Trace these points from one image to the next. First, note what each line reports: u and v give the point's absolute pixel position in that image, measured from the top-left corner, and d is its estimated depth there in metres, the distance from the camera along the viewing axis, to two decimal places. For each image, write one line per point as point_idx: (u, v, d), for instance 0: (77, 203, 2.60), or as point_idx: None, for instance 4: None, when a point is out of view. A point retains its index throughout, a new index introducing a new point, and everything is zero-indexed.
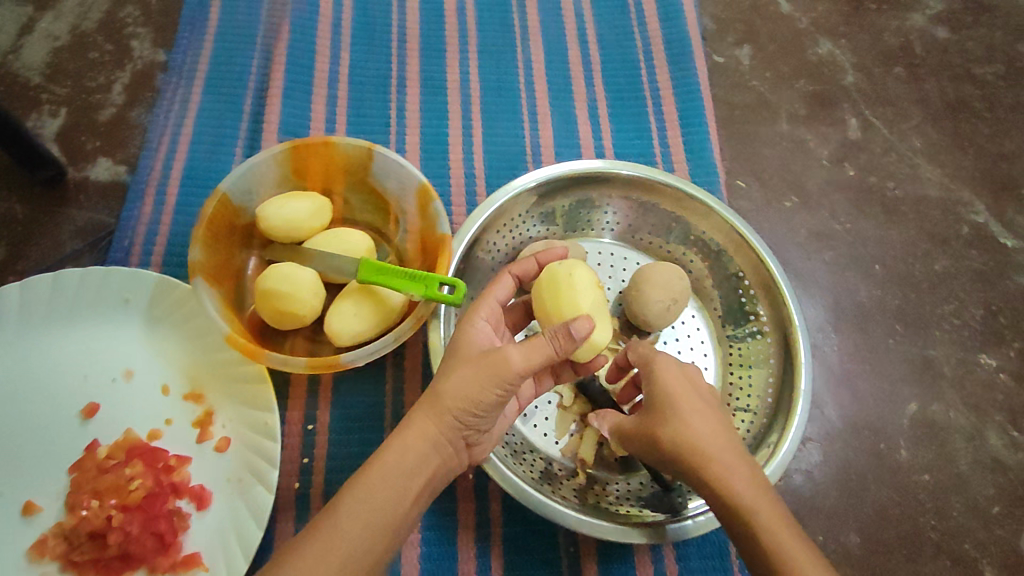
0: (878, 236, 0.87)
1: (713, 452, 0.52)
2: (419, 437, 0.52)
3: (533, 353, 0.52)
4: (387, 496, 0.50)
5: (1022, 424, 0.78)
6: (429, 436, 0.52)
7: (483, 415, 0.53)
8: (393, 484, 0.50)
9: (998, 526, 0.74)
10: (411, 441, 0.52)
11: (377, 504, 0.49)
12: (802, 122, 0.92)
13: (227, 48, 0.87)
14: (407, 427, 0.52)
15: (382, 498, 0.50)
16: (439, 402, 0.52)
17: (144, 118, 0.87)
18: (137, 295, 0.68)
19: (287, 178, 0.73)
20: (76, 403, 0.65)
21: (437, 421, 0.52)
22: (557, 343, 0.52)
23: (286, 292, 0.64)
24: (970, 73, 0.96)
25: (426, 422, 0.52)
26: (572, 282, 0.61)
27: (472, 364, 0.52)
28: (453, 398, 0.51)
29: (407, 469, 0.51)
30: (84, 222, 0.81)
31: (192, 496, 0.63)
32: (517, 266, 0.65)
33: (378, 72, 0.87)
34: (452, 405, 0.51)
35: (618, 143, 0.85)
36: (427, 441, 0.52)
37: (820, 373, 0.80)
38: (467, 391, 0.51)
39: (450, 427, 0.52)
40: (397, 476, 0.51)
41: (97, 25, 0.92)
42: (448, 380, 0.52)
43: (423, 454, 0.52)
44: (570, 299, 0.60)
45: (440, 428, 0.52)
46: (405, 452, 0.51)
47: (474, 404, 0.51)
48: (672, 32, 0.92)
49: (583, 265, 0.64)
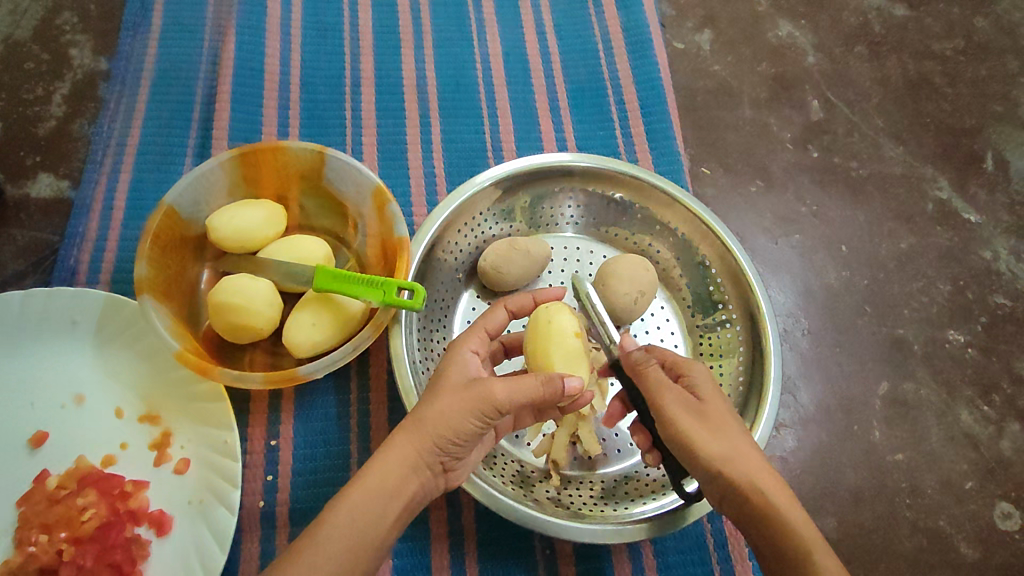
0: (844, 217, 0.87)
1: (719, 446, 0.50)
2: (399, 461, 0.50)
3: (519, 389, 0.50)
4: (365, 521, 0.49)
5: (992, 397, 0.79)
6: (410, 461, 0.51)
7: (464, 443, 0.51)
8: (371, 509, 0.49)
9: (972, 501, 0.74)
10: (390, 465, 0.50)
11: (354, 530, 0.48)
12: (765, 106, 0.91)
13: (172, 53, 0.84)
14: (388, 449, 0.51)
15: (360, 524, 0.48)
16: (421, 427, 0.50)
17: (88, 130, 0.84)
18: (84, 316, 0.65)
19: (237, 186, 0.70)
20: (23, 432, 0.63)
21: (417, 446, 0.51)
22: (546, 386, 0.50)
23: (239, 304, 0.61)
24: (930, 49, 0.96)
25: (408, 446, 0.51)
26: (553, 329, 0.59)
27: (457, 393, 0.51)
28: (436, 425, 0.50)
29: (385, 493, 0.50)
30: (27, 241, 0.78)
31: (151, 522, 0.61)
32: (512, 299, 0.64)
33: (331, 72, 0.84)
34: (433, 432, 0.50)
35: (580, 135, 0.84)
36: (408, 465, 0.51)
37: (792, 358, 0.79)
38: (449, 418, 0.50)
39: (431, 452, 0.51)
40: (378, 496, 0.50)
41: (33, 34, 0.88)
42: (432, 405, 0.51)
43: (402, 476, 0.51)
44: (546, 351, 0.58)
45: (421, 453, 0.51)
46: (384, 477, 0.50)
47: (455, 432, 0.50)
48: (630, 19, 0.90)
49: (565, 312, 0.60)
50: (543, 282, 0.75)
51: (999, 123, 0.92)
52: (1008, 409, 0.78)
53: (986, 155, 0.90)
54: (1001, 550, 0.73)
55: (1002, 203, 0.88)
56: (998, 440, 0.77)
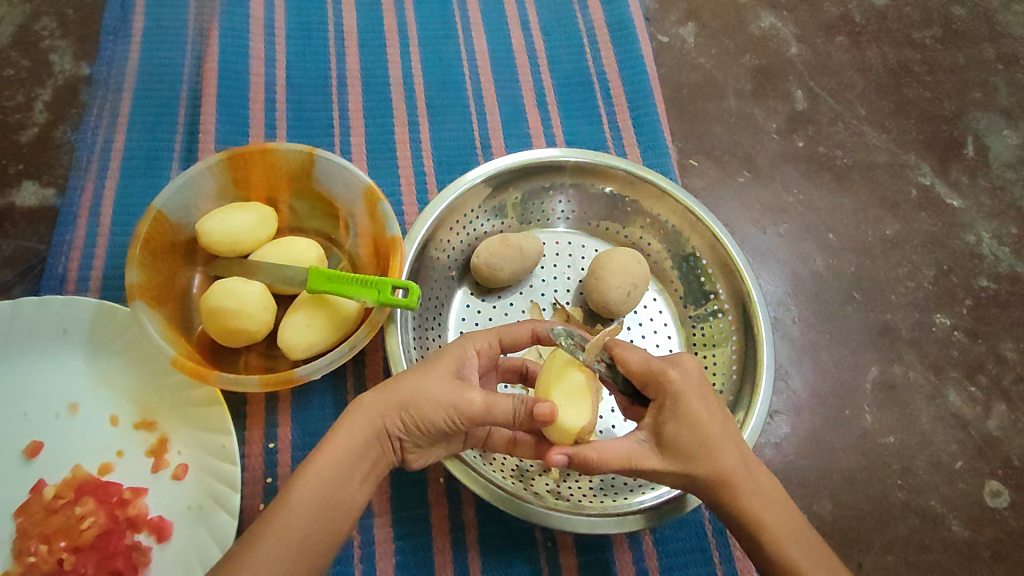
0: (830, 205, 0.88)
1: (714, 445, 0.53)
2: (366, 425, 0.51)
3: (495, 399, 0.50)
4: (332, 485, 0.49)
5: (979, 378, 0.80)
6: (376, 429, 0.51)
7: (426, 432, 0.51)
8: (336, 474, 0.50)
9: (962, 480, 0.76)
10: (356, 428, 0.51)
11: (322, 494, 0.49)
12: (749, 98, 0.92)
13: (155, 58, 0.83)
14: (356, 410, 0.52)
15: (326, 488, 0.49)
16: (395, 397, 0.51)
17: (71, 136, 0.83)
18: (75, 324, 0.65)
19: (227, 189, 0.70)
20: (17, 443, 0.62)
21: (383, 416, 0.51)
22: (520, 410, 0.49)
23: (233, 309, 0.61)
24: (910, 38, 0.98)
25: (377, 412, 0.51)
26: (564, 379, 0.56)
27: (442, 381, 0.51)
28: (408, 400, 0.50)
29: (349, 458, 0.50)
30: (13, 250, 0.77)
31: (151, 529, 0.60)
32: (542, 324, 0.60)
33: (317, 72, 0.84)
34: (405, 407, 0.50)
35: (569, 130, 0.84)
36: (374, 430, 0.51)
37: (783, 345, 0.80)
38: (425, 398, 0.50)
39: (395, 426, 0.51)
40: (341, 461, 0.50)
41: (11, 40, 0.87)
42: (413, 383, 0.51)
43: (364, 444, 0.51)
44: (546, 387, 0.57)
45: (386, 424, 0.51)
46: (350, 441, 0.50)
47: (423, 417, 0.50)
48: (614, 15, 0.91)
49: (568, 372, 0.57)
50: (536, 278, 0.76)
51: (979, 109, 0.94)
52: (994, 390, 0.80)
53: (966, 141, 0.92)
54: (991, 527, 0.74)
55: (983, 188, 0.89)
56: (986, 420, 0.79)
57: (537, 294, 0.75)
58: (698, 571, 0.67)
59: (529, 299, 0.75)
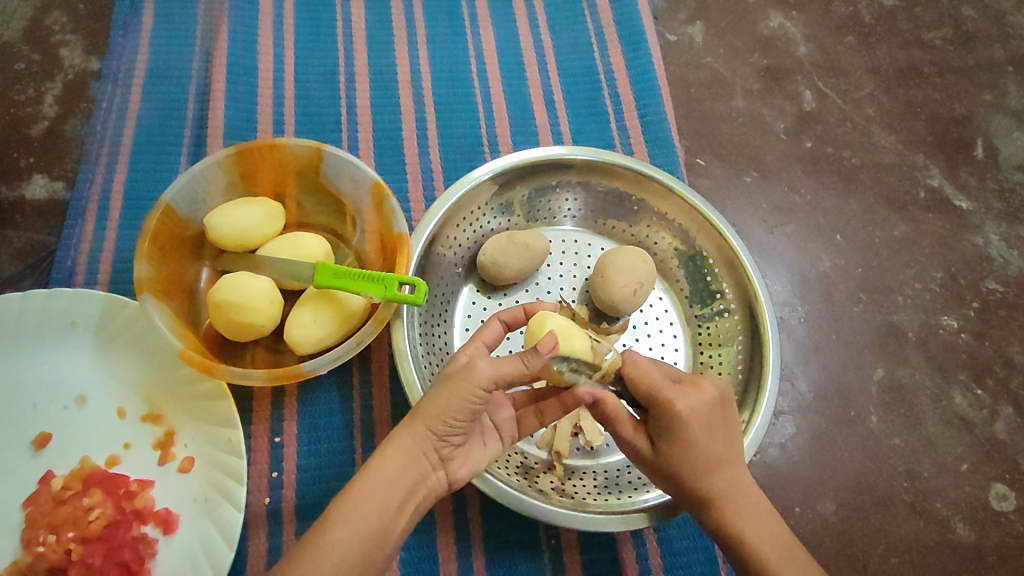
0: (837, 206, 0.87)
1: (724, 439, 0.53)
2: (397, 446, 0.51)
3: (501, 363, 0.49)
4: (374, 508, 0.50)
5: (986, 381, 0.80)
6: (408, 447, 0.51)
7: (455, 426, 0.51)
8: (376, 496, 0.50)
9: (967, 483, 0.76)
10: (388, 452, 0.51)
11: (363, 518, 0.49)
12: (757, 97, 0.92)
13: (164, 53, 0.83)
14: (389, 437, 0.52)
15: (367, 512, 0.49)
16: (418, 413, 0.51)
17: (81, 129, 0.83)
18: (84, 317, 0.65)
19: (235, 184, 0.70)
20: (26, 434, 0.63)
21: (411, 434, 0.51)
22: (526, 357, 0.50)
23: (240, 303, 0.62)
24: (920, 39, 0.97)
25: (404, 432, 0.52)
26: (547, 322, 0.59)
27: (450, 376, 0.51)
28: (427, 409, 0.51)
29: (388, 480, 0.51)
30: (22, 242, 0.77)
31: (157, 521, 0.61)
32: (506, 312, 0.63)
33: (325, 68, 0.84)
34: (427, 417, 0.51)
35: (576, 128, 0.84)
36: (406, 449, 0.51)
37: (788, 345, 0.80)
38: (440, 402, 0.50)
39: (424, 438, 0.52)
40: (380, 485, 0.51)
41: (21, 34, 0.87)
42: (429, 395, 0.52)
43: (401, 465, 0.51)
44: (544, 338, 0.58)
45: (416, 439, 0.51)
46: (385, 464, 0.51)
47: (444, 417, 0.50)
48: (622, 13, 0.90)
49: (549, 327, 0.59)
50: (542, 276, 0.76)
51: (989, 111, 0.93)
52: (1001, 393, 0.80)
53: (976, 143, 0.91)
54: (997, 530, 0.74)
55: (992, 190, 0.89)
56: (992, 423, 0.78)
57: (542, 292, 0.75)
58: (703, 571, 0.67)
59: (534, 297, 0.75)
